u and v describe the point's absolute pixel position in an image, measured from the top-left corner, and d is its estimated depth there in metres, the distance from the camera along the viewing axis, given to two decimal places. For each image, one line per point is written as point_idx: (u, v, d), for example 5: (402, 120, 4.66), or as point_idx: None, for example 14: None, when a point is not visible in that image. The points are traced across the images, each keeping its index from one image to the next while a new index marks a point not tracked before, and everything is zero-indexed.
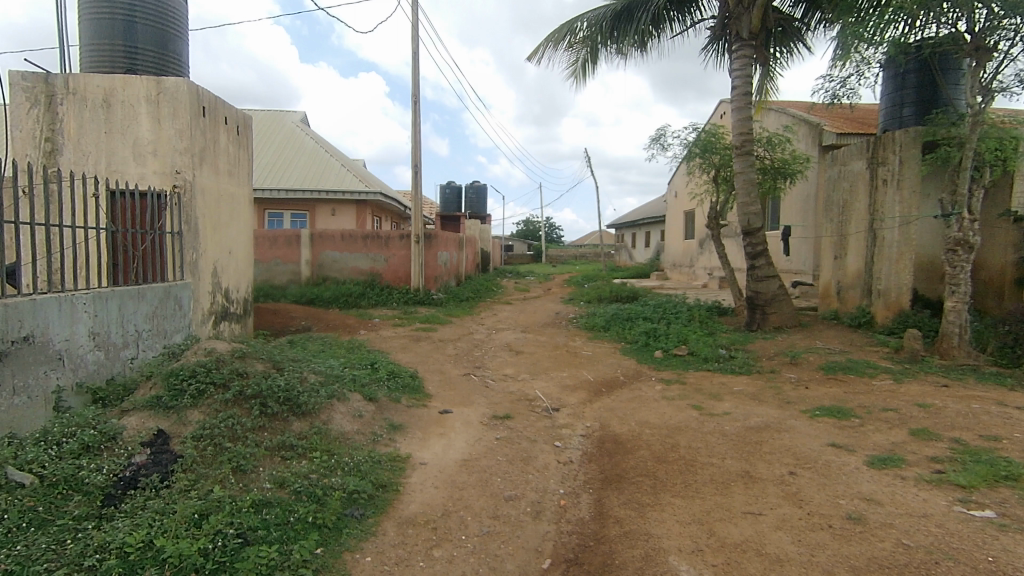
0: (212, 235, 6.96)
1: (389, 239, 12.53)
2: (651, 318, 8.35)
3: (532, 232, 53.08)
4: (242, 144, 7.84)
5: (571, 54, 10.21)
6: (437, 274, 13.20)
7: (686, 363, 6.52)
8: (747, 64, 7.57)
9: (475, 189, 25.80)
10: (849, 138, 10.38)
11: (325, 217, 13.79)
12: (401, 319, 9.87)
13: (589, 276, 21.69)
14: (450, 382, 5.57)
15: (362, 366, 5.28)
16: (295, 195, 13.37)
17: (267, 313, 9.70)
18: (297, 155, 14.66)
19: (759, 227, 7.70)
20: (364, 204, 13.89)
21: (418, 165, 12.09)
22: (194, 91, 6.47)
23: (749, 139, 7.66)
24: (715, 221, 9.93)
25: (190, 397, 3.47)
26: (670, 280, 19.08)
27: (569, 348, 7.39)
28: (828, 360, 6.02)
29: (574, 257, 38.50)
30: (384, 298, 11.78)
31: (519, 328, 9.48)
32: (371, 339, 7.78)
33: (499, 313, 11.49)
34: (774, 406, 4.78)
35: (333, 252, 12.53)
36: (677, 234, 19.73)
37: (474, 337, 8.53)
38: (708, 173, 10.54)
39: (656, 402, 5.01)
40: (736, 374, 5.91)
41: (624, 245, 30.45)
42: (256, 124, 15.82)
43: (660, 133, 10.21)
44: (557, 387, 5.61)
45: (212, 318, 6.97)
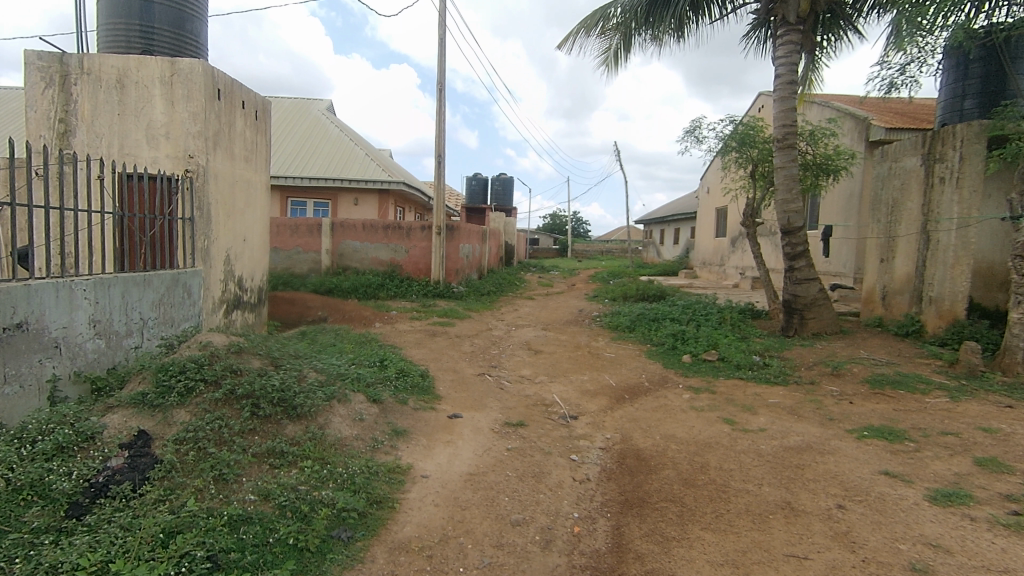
0: (226, 222, 6.78)
1: (410, 230, 12.30)
2: (679, 319, 7.91)
3: (558, 227, 52.53)
4: (260, 128, 7.63)
5: (603, 42, 9.79)
6: (458, 267, 12.94)
7: (717, 370, 6.08)
8: (793, 50, 7.05)
9: (501, 181, 25.48)
10: (899, 132, 9.74)
11: (347, 206, 13.62)
12: (418, 313, 9.60)
13: (615, 272, 21.19)
14: (463, 383, 5.26)
15: (370, 363, 5.00)
16: (318, 183, 13.22)
17: (284, 302, 9.55)
18: (322, 143, 14.51)
19: (800, 226, 7.17)
20: (387, 194, 13.66)
21: (443, 155, 11.79)
22: (209, 72, 6.23)
23: (793, 132, 7.13)
24: (751, 218, 9.39)
25: (178, 395, 3.24)
26: (700, 278, 18.48)
27: (591, 349, 7.01)
28: (874, 372, 5.52)
29: (600, 253, 37.92)
30: (404, 290, 11.55)
31: (540, 325, 9.12)
32: (386, 333, 7.53)
33: (521, 309, 11.15)
34: (815, 422, 4.33)
35: (354, 241, 12.35)
36: (708, 231, 19.09)
37: (493, 334, 8.20)
38: (745, 168, 10.00)
39: (684, 413, 4.61)
40: (771, 384, 5.46)
41: (652, 241, 29.78)
42: (283, 112, 15.74)
43: (695, 124, 9.70)
44: (576, 392, 5.25)
45: (224, 306, 6.81)
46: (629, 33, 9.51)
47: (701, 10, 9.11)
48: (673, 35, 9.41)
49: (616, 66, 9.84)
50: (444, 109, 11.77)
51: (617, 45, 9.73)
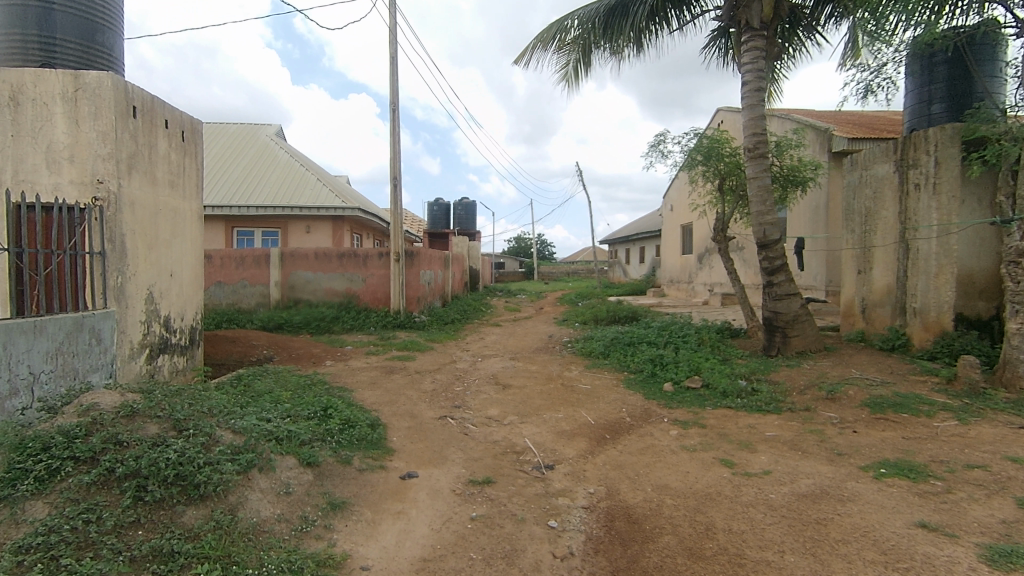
0: (147, 255, 5.98)
1: (366, 258, 11.56)
2: (656, 343, 7.41)
3: (523, 250, 52.31)
4: (190, 151, 6.88)
5: (561, 58, 9.51)
6: (420, 295, 12.23)
7: (703, 399, 5.55)
8: (759, 57, 6.78)
9: (464, 205, 25.00)
10: (861, 142, 9.66)
11: (299, 234, 12.81)
12: (376, 347, 8.85)
13: (583, 293, 20.82)
14: (421, 431, 4.57)
15: (309, 414, 4.27)
16: (266, 211, 12.39)
17: (226, 341, 8.67)
18: (270, 169, 13.72)
19: (777, 239, 6.79)
20: (341, 220, 12.91)
21: (399, 177, 11.18)
22: (122, 87, 5.50)
23: (763, 141, 6.81)
24: (722, 233, 9.05)
25: (33, 483, 2.50)
26: (668, 297, 18.23)
27: (564, 381, 6.41)
28: (871, 395, 5.07)
29: (566, 274, 37.71)
30: (361, 322, 10.77)
31: (509, 355, 8.49)
32: (337, 373, 6.77)
33: (487, 337, 10.50)
34: (822, 459, 3.81)
35: (306, 272, 11.54)
36: (674, 248, 18.94)
37: (457, 367, 7.52)
38: (711, 182, 9.72)
39: (675, 455, 4.03)
40: (764, 413, 4.95)
41: (618, 261, 29.69)
42: (228, 138, 14.90)
43: (659, 138, 9.38)
44: (550, 434, 4.61)
45: (147, 351, 5.95)
46: (587, 47, 9.21)
47: (660, 21, 8.85)
48: (633, 48, 9.13)
49: (576, 82, 9.54)
50: (398, 129, 11.20)
51: (575, 60, 9.43)
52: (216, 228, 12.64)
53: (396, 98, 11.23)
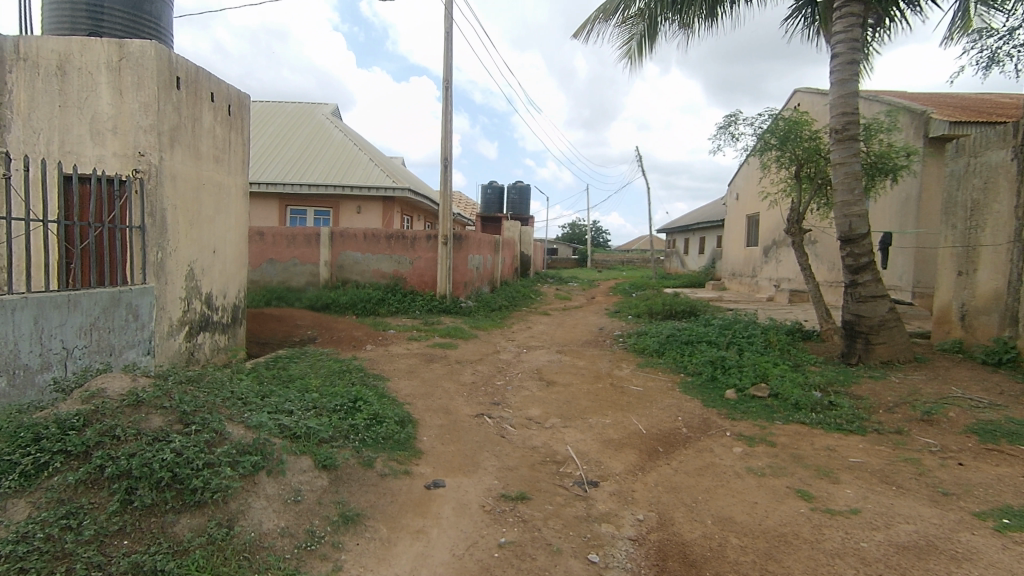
0: (189, 231, 5.87)
1: (415, 240, 11.34)
2: (718, 343, 6.77)
3: (577, 237, 51.38)
4: (236, 125, 6.75)
5: (624, 32, 8.86)
6: (468, 280, 11.92)
7: (771, 411, 4.94)
8: (854, 24, 5.94)
9: (518, 189, 24.52)
10: (965, 126, 8.53)
11: (350, 214, 12.75)
12: (420, 332, 8.60)
13: (638, 284, 20.01)
14: (454, 431, 4.21)
15: (336, 407, 3.98)
16: (318, 190, 12.36)
17: (272, 320, 8.64)
18: (325, 148, 13.70)
19: (864, 233, 5.98)
20: (391, 200, 12.75)
21: (450, 158, 10.84)
22: (166, 57, 5.35)
23: (853, 121, 5.99)
24: (796, 225, 8.13)
25: (19, 479, 2.28)
26: (729, 291, 17.23)
27: (614, 381, 5.91)
28: (978, 419, 4.32)
29: (620, 262, 36.70)
30: (407, 305, 10.57)
31: (556, 347, 8.04)
32: (376, 359, 6.53)
33: (535, 327, 10.08)
34: (923, 499, 3.18)
35: (355, 252, 11.44)
36: (738, 239, 17.84)
37: (500, 358, 7.15)
38: (787, 168, 8.89)
39: (740, 479, 3.49)
40: (846, 433, 4.30)
41: (675, 250, 28.50)
42: (285, 116, 14.99)
43: (730, 118, 8.62)
44: (596, 442, 4.16)
45: (186, 328, 5.88)
46: (653, 20, 8.49)
47: None
48: (705, 19, 8.35)
49: (639, 59, 8.87)
50: (450, 109, 10.83)
51: (640, 34, 8.73)
52: (271, 205, 12.74)
53: (449, 76, 10.85)
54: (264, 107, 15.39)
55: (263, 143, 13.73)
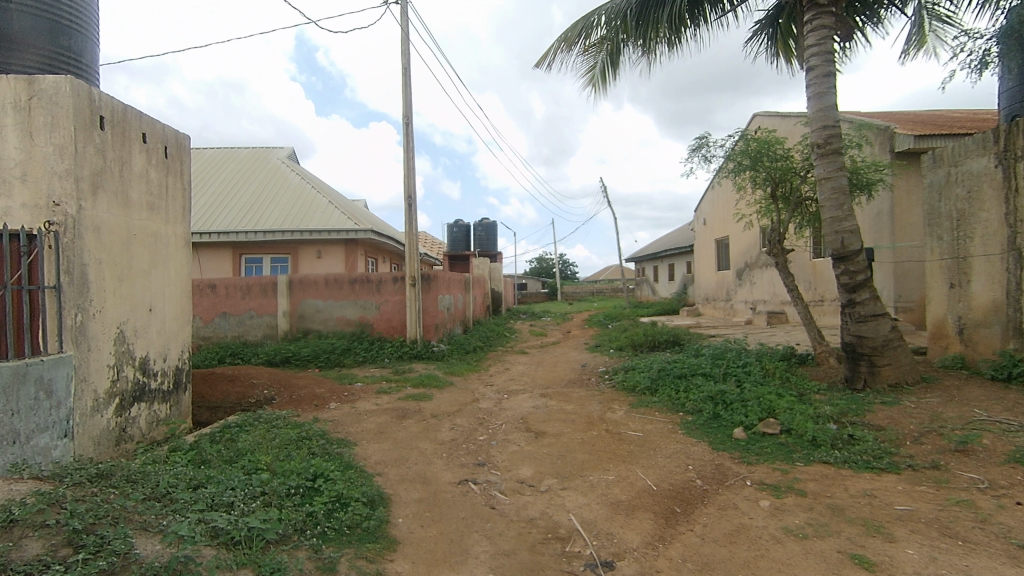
0: (118, 288, 5.13)
1: (380, 283, 10.69)
2: (713, 375, 6.30)
3: (545, 270, 51.31)
4: (174, 169, 6.10)
5: (586, 60, 8.76)
6: (439, 322, 11.26)
7: (788, 451, 4.43)
8: (827, 36, 5.78)
9: (484, 225, 24.19)
10: (930, 139, 8.53)
11: (309, 260, 12.04)
12: (391, 383, 7.90)
13: (612, 315, 19.68)
14: (434, 507, 3.54)
15: (289, 494, 3.28)
16: (274, 237, 11.66)
17: (225, 380, 7.81)
18: (281, 192, 13.06)
19: (858, 250, 5.67)
20: (353, 243, 12.10)
21: (413, 196, 10.35)
22: (85, 94, 4.73)
23: (836, 133, 5.75)
24: (778, 244, 7.95)
25: None
26: (705, 316, 17.00)
27: (608, 426, 5.34)
28: (1018, 446, 3.90)
29: (590, 293, 36.54)
30: (375, 354, 9.84)
31: (539, 390, 7.44)
32: (341, 419, 5.81)
33: (513, 368, 9.47)
34: (1001, 556, 2.68)
35: (316, 300, 10.72)
36: (709, 263, 17.75)
37: (480, 407, 6.50)
38: (761, 188, 8.77)
39: (780, 545, 2.93)
40: (879, 474, 3.81)
41: (645, 278, 28.46)
42: (238, 162, 14.36)
43: (701, 140, 8.43)
44: (602, 507, 3.55)
45: (117, 401, 5.09)
46: (615, 47, 8.44)
47: (699, 13, 7.93)
48: (666, 43, 8.27)
49: (603, 86, 8.79)
50: (411, 145, 10.40)
51: (602, 61, 8.66)
52: (224, 255, 11.95)
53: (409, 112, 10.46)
54: (214, 154, 14.71)
55: (214, 191, 13.00)
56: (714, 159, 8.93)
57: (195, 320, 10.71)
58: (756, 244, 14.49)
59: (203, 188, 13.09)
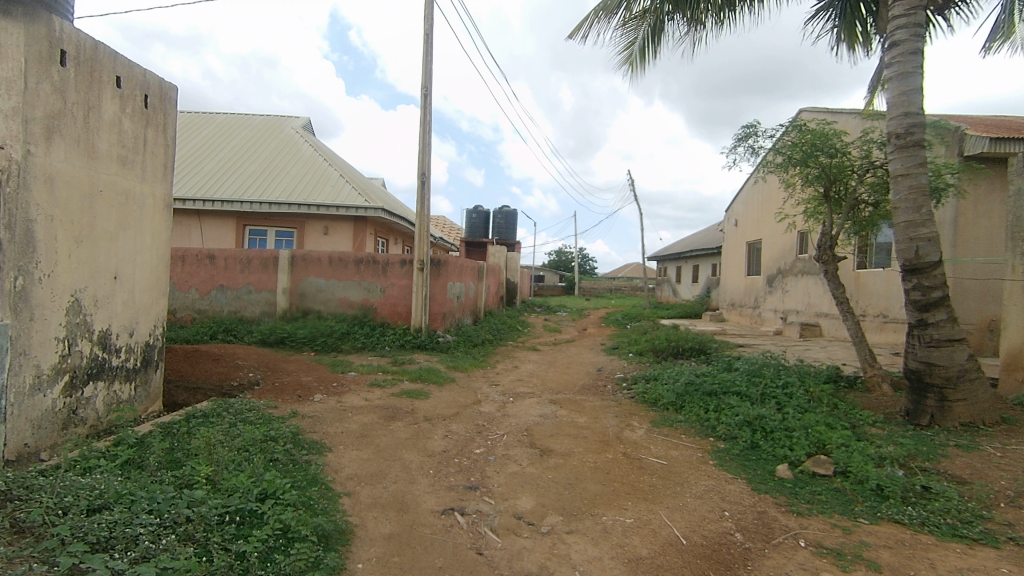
0: (74, 251, 4.48)
1: (387, 265, 10.01)
2: (749, 395, 5.50)
3: (564, 264, 50.41)
4: (154, 120, 5.42)
5: (624, 35, 7.90)
6: (447, 311, 10.55)
7: (846, 500, 3.63)
8: (917, 6, 4.86)
9: (504, 213, 23.43)
10: (1007, 143, 7.54)
11: (315, 236, 11.42)
12: (387, 375, 7.23)
13: (631, 314, 18.84)
14: (408, 549, 2.82)
15: (223, 523, 2.59)
16: (279, 209, 11.03)
17: (210, 359, 7.19)
18: (292, 163, 12.42)
19: (935, 262, 4.79)
20: (362, 221, 11.43)
21: (427, 174, 9.62)
22: (42, 23, 4.07)
23: (919, 122, 4.84)
24: (830, 251, 6.92)
25: None
26: (730, 323, 16.08)
27: (626, 448, 4.58)
28: None
29: (608, 290, 35.63)
30: (376, 340, 9.18)
31: (548, 395, 6.69)
32: (322, 416, 5.14)
33: (522, 366, 8.74)
34: None
35: (318, 278, 10.08)
36: (738, 267, 16.79)
37: (481, 412, 5.77)
38: (812, 187, 7.87)
39: None
40: (973, 547, 3.00)
41: (667, 278, 27.48)
42: (251, 129, 13.76)
43: (749, 128, 7.57)
44: (617, 566, 2.80)
45: (66, 379, 4.45)
46: (657, 20, 7.59)
47: None
48: (716, 18, 7.39)
49: (641, 64, 7.92)
50: (428, 118, 9.63)
51: (643, 36, 7.80)
52: (227, 225, 11.36)
53: (428, 82, 9.69)
54: (227, 120, 14.12)
55: (223, 157, 12.42)
56: (761, 151, 8.05)
57: (191, 291, 10.14)
58: (792, 249, 13.53)
59: (212, 153, 12.52)
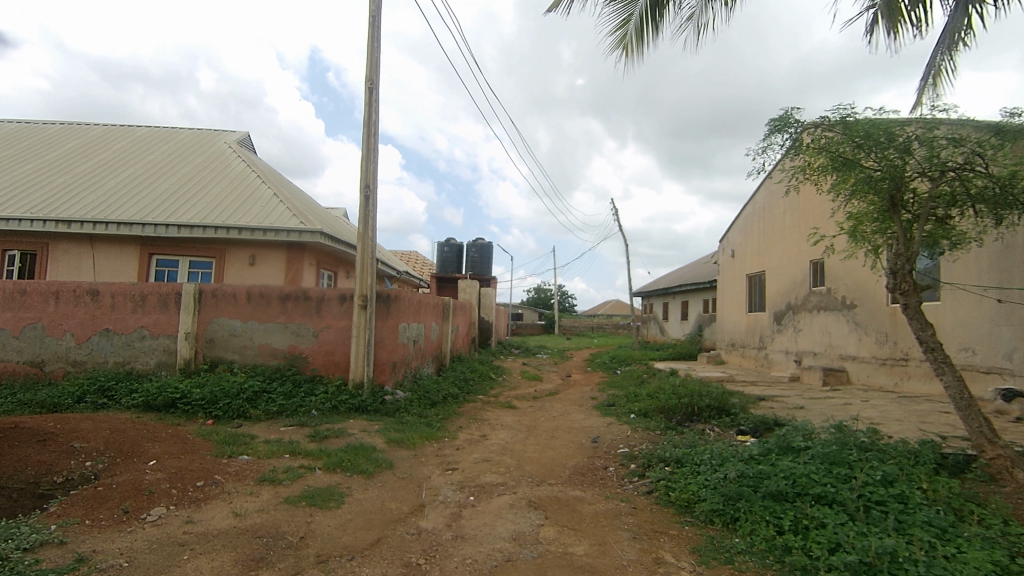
0: None
1: (321, 301, 7.91)
2: (843, 504, 3.48)
3: (543, 301, 48.56)
4: None
5: (615, 12, 5.89)
6: (404, 359, 8.44)
7: None
8: None
9: (478, 247, 21.55)
10: None
11: (238, 267, 9.29)
12: (295, 460, 5.04)
13: (619, 357, 16.86)
14: None
15: None
16: (192, 233, 8.90)
17: (31, 439, 4.91)
18: (217, 180, 10.34)
19: None
20: (297, 248, 9.35)
21: (372, 186, 7.67)
22: None
23: None
24: (909, 278, 5.07)
25: None
26: (732, 366, 14.21)
27: None
28: None
29: (590, 328, 33.71)
30: (300, 400, 6.95)
31: (526, 490, 4.57)
32: (127, 568, 2.92)
33: (491, 436, 6.59)
34: None
35: (232, 319, 7.91)
36: (737, 302, 15.06)
37: (418, 535, 3.62)
38: (864, 198, 6.11)
39: None
40: None
41: (654, 315, 25.68)
42: (177, 143, 11.72)
43: (781, 120, 5.86)
44: None
45: None
46: None
47: None
48: None
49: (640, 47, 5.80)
50: (373, 117, 7.73)
51: (640, 11, 5.77)
52: (127, 254, 9.16)
53: (373, 75, 7.82)
54: (149, 133, 12.07)
55: (132, 173, 10.30)
56: (799, 147, 6.30)
57: (65, 338, 7.85)
58: (803, 282, 11.83)
59: (121, 168, 10.41)
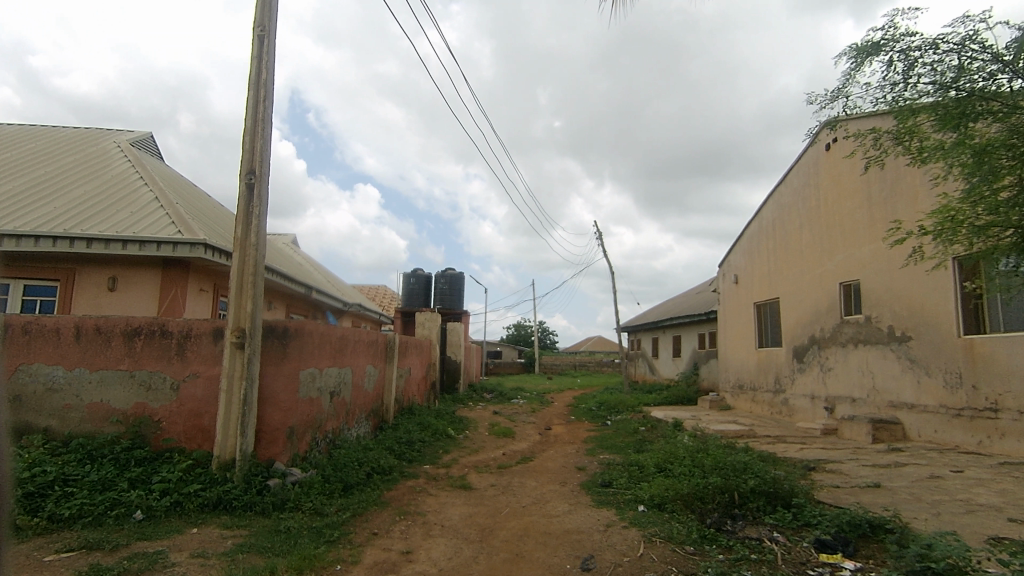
0: None
1: (185, 339, 5.42)
2: None
3: (523, 338, 45.98)
4: None
5: None
6: (313, 418, 5.94)
7: None
8: None
9: (448, 277, 19.17)
10: None
11: (93, 293, 6.78)
12: None
13: (607, 402, 14.39)
14: None
15: None
16: (20, 245, 6.40)
17: None
18: (85, 180, 7.90)
19: None
20: (176, 266, 6.88)
21: (259, 172, 5.34)
22: None
23: None
24: None
25: None
26: (744, 414, 11.83)
27: None
28: None
29: (573, 366, 31.11)
30: (119, 497, 4.40)
31: None
32: None
33: (419, 555, 4.03)
34: None
35: (48, 368, 5.34)
36: (745, 337, 12.81)
37: None
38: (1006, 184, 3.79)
39: None
40: None
41: (642, 352, 23.29)
42: (51, 141, 9.30)
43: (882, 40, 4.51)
44: None
45: None
46: None
47: None
48: None
49: None
50: (264, 76, 5.45)
51: None
52: None
53: (265, 19, 5.53)
54: (21, 130, 9.65)
55: None
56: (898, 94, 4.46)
57: None
58: (830, 311, 9.69)
59: None
